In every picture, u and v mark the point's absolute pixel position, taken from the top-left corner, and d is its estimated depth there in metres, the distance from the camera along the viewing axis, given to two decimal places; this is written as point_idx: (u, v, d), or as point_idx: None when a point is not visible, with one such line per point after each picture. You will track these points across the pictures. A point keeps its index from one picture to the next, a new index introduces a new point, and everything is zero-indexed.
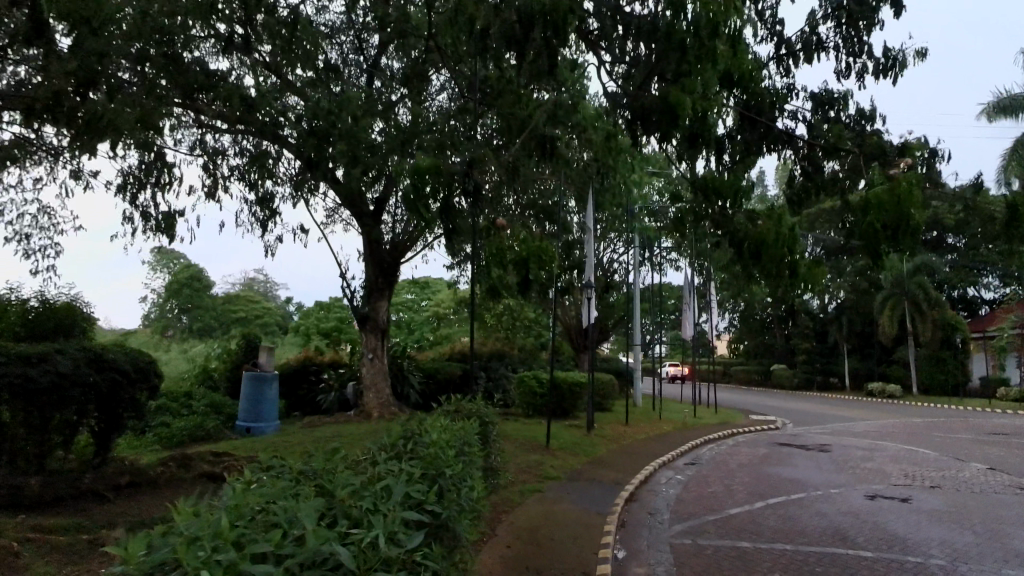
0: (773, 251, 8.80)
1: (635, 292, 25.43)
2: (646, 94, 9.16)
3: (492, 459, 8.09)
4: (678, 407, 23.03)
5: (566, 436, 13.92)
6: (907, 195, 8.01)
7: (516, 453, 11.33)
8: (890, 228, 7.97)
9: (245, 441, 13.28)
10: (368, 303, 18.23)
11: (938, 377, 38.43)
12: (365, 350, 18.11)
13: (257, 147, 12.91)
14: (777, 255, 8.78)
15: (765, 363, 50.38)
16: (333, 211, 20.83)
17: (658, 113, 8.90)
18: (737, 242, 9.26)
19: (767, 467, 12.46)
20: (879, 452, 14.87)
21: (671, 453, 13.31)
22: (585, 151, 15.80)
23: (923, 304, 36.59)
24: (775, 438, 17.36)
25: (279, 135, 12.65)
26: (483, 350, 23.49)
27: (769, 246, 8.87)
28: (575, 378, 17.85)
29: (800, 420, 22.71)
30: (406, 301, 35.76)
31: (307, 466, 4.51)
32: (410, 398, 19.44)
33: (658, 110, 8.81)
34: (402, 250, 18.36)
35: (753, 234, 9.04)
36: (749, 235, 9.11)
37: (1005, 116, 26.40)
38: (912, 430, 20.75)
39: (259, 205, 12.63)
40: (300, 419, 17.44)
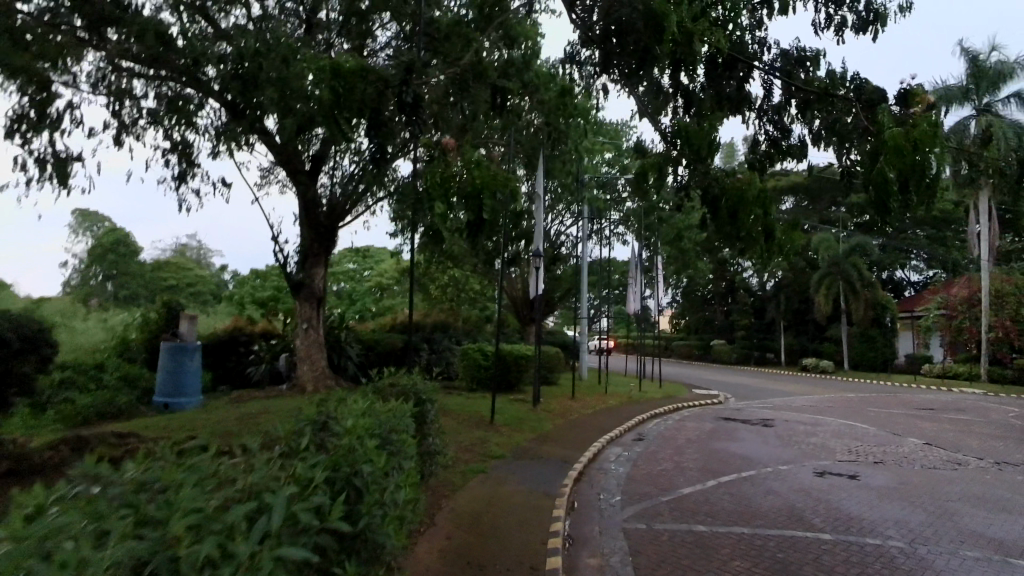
0: (745, 212, 8.35)
1: (583, 266, 25.02)
2: (616, 24, 8.44)
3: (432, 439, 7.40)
4: (623, 381, 22.92)
5: (511, 410, 13.37)
6: (923, 139, 7.52)
7: (458, 429, 10.68)
8: (902, 180, 7.55)
9: (161, 418, 12.15)
10: (304, 268, 17.17)
11: (867, 354, 39.90)
12: (300, 319, 17.02)
13: (176, 91, 11.58)
14: (750, 221, 8.34)
15: (705, 338, 51.49)
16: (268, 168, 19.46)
17: (637, 30, 8.19)
18: (711, 203, 8.73)
19: (713, 442, 12.27)
20: (820, 427, 14.99)
21: (619, 428, 12.97)
22: (534, 110, 15.03)
23: (857, 283, 37.70)
24: (718, 413, 17.38)
25: (200, 79, 11.33)
26: (426, 321, 22.66)
27: (743, 206, 8.42)
28: (520, 351, 17.30)
29: (742, 393, 22.97)
30: (347, 271, 34.50)
31: (204, 454, 3.71)
32: (348, 370, 18.48)
33: (641, 24, 8.06)
34: (339, 213, 17.25)
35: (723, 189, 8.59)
36: (720, 196, 8.59)
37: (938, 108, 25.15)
38: (848, 405, 21.25)
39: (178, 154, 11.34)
40: (227, 393, 16.28)
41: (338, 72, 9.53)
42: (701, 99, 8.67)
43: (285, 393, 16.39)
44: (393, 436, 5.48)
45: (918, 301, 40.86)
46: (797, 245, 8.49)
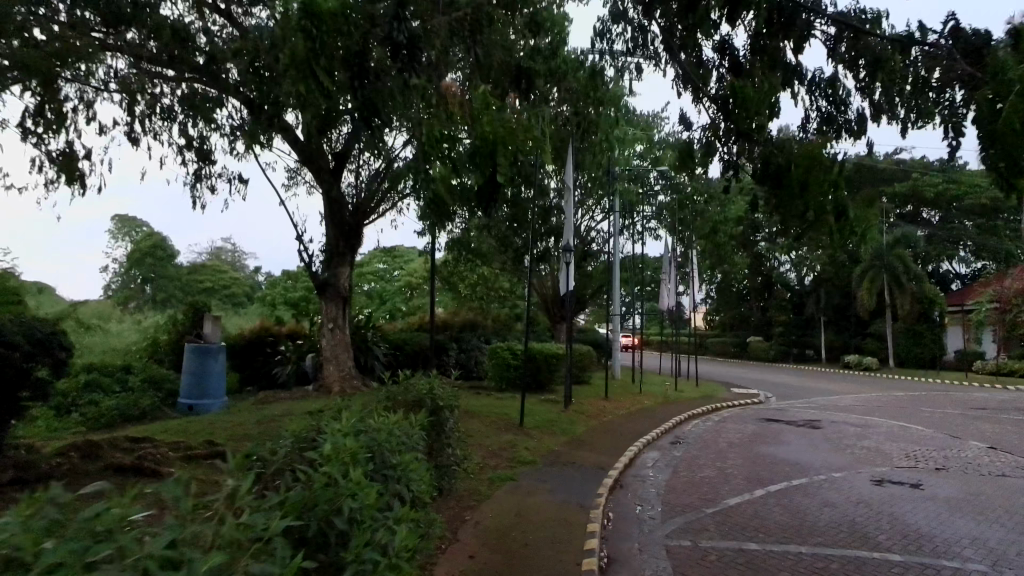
0: (818, 176, 7.25)
1: (615, 262, 24.25)
2: None
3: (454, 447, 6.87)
4: (657, 380, 22.16)
5: (542, 412, 12.79)
6: None
7: (485, 433, 10.14)
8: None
9: (184, 421, 11.92)
10: (329, 267, 16.81)
11: (914, 350, 38.23)
12: (326, 320, 16.69)
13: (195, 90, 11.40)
14: (820, 195, 7.21)
15: (741, 335, 50.16)
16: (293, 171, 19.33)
17: None
18: (770, 179, 7.73)
19: (757, 447, 11.51)
20: (872, 429, 14.08)
21: (656, 431, 12.29)
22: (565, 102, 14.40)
23: (902, 277, 36.11)
24: (760, 413, 16.56)
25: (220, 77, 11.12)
26: (454, 320, 22.19)
27: (813, 180, 7.31)
28: (551, 350, 16.70)
29: (783, 393, 21.97)
30: (377, 271, 34.41)
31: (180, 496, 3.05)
32: (376, 371, 18.13)
33: None
34: (365, 212, 16.93)
35: (791, 157, 7.47)
36: (777, 171, 7.63)
37: None
38: (898, 404, 20.13)
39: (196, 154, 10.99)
40: (254, 394, 16.06)
41: (313, 12, 7.88)
42: (749, 68, 7.71)
43: (311, 394, 16.09)
44: (400, 459, 4.88)
45: (969, 295, 39.01)
46: (874, 226, 7.27)
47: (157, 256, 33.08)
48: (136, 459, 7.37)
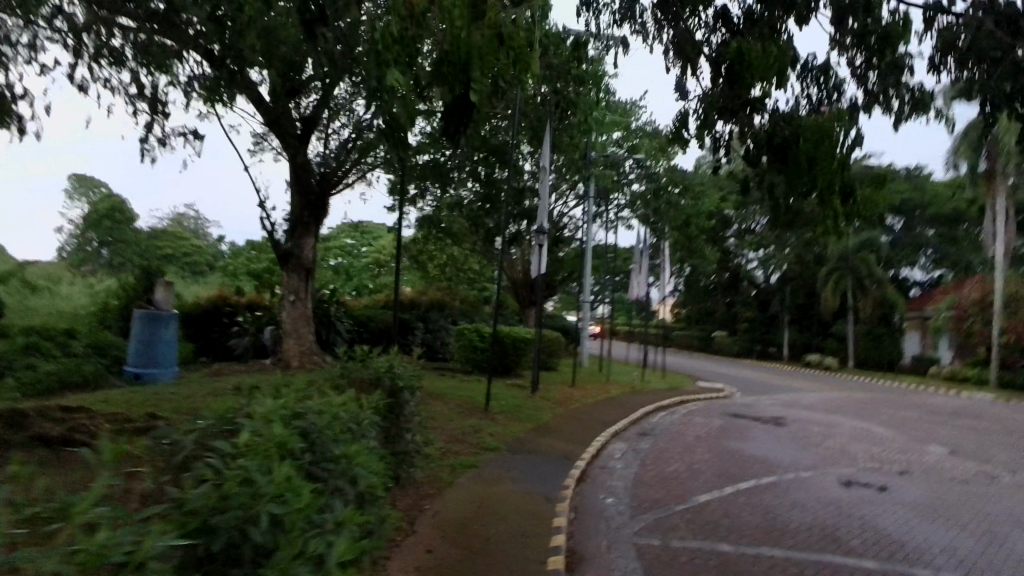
0: (828, 150, 7.33)
1: (588, 250, 23.97)
2: None
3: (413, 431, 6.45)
4: (624, 370, 22.00)
5: (507, 397, 12.42)
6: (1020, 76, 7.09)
7: (448, 417, 9.72)
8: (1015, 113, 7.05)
9: (129, 391, 11.21)
10: (293, 237, 16.15)
11: (873, 353, 39.03)
12: (286, 291, 16.06)
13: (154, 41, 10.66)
14: (831, 173, 7.31)
15: (706, 329, 50.61)
16: (259, 135, 18.50)
17: None
18: (780, 151, 7.77)
19: (723, 441, 11.37)
20: (836, 429, 14.11)
21: (623, 422, 12.03)
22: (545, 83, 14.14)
23: (866, 280, 36.73)
24: (725, 408, 16.52)
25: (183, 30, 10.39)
26: (422, 299, 21.66)
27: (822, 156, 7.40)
28: (520, 334, 16.35)
29: (747, 389, 22.06)
30: (345, 246, 33.59)
31: None
32: (337, 347, 17.51)
33: None
34: (333, 182, 16.28)
35: (799, 129, 7.59)
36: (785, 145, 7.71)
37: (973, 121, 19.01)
38: (858, 405, 20.38)
39: (148, 106, 10.24)
40: (207, 366, 15.33)
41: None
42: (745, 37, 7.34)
43: (268, 368, 15.44)
44: (353, 444, 4.44)
45: (928, 301, 39.95)
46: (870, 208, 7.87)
47: (116, 219, 31.29)
48: (66, 432, 6.72)
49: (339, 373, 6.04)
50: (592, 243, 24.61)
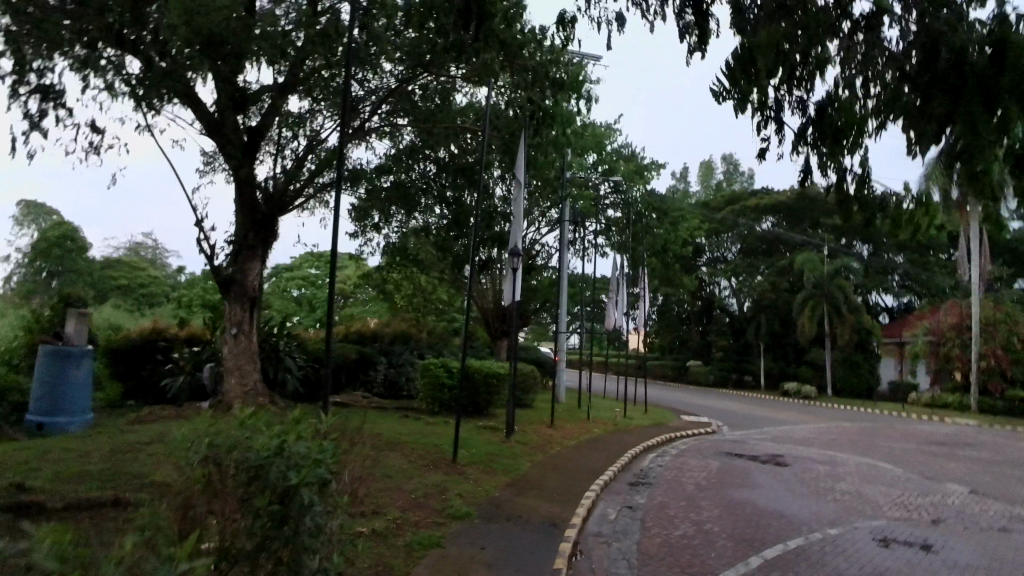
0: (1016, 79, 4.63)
1: (563, 276, 22.67)
2: None
3: (342, 515, 4.82)
4: (605, 404, 20.51)
5: (478, 443, 10.78)
6: None
7: (409, 474, 8.07)
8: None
9: (20, 444, 9.26)
10: (236, 261, 14.42)
11: (851, 380, 38.30)
12: (230, 324, 14.25)
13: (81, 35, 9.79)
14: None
15: (681, 358, 49.63)
16: (208, 160, 17.12)
17: None
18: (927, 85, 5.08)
19: (728, 490, 9.89)
20: (843, 468, 12.82)
21: (613, 469, 10.48)
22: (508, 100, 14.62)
23: (843, 306, 36.18)
24: (716, 445, 15.15)
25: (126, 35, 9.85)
26: (385, 330, 19.88)
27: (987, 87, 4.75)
28: (493, 369, 14.75)
29: (735, 422, 20.73)
30: (309, 276, 32.07)
31: None
32: (287, 387, 15.62)
33: None
34: (283, 201, 14.68)
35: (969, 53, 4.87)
36: (829, 122, 5.51)
37: None
38: (850, 437, 19.24)
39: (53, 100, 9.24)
40: (132, 411, 13.33)
41: None
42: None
43: (205, 411, 13.52)
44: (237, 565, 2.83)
45: (904, 326, 39.61)
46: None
47: (69, 248, 28.49)
48: None
49: (245, 445, 4.43)
50: (567, 270, 23.25)
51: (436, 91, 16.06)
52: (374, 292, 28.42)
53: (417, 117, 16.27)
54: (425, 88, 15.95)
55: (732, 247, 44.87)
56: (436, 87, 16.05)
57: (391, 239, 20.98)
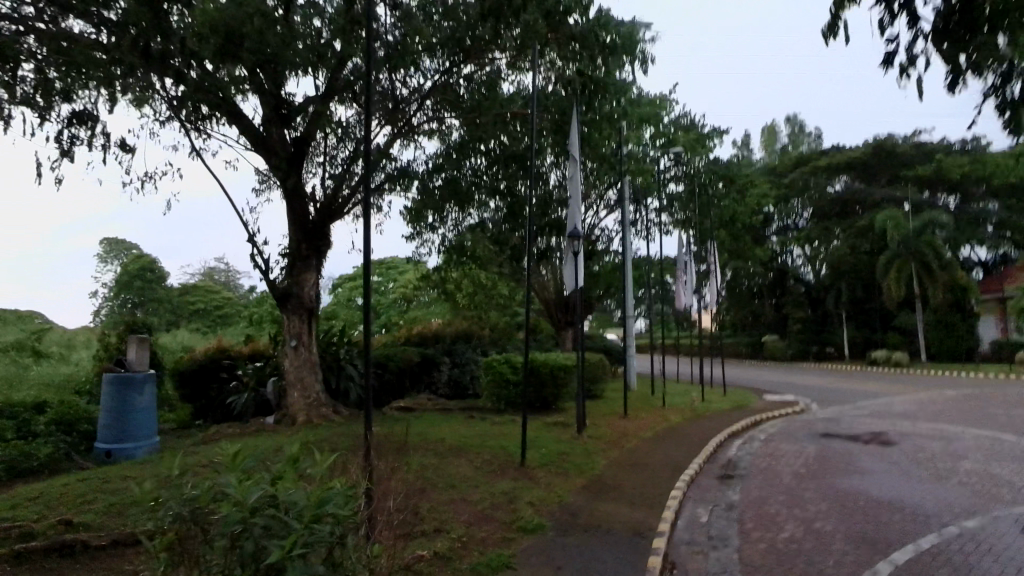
0: None
1: (626, 259, 21.64)
2: None
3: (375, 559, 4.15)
4: (681, 389, 19.39)
5: (548, 441, 10.07)
6: None
7: (474, 482, 7.44)
8: None
9: (87, 475, 9.21)
10: (290, 274, 14.19)
11: (947, 343, 35.45)
12: (288, 336, 14.06)
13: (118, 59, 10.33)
14: None
15: (755, 335, 47.49)
16: (262, 179, 17.12)
17: None
18: None
19: (833, 479, 8.78)
20: (960, 444, 11.41)
21: (698, 461, 9.58)
22: (555, 79, 13.96)
23: (932, 264, 33.45)
24: (808, 426, 13.91)
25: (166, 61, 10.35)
26: (447, 330, 19.47)
27: None
28: (558, 361, 14.00)
29: (824, 398, 19.22)
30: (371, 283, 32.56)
31: None
32: (350, 396, 15.34)
33: None
34: (335, 209, 14.41)
35: None
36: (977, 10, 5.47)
37: None
38: (960, 407, 17.41)
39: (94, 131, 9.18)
40: (199, 432, 13.33)
41: None
42: None
43: (270, 426, 13.35)
44: None
45: (1005, 280, 36.26)
46: None
47: (149, 277, 29.52)
48: None
49: (265, 480, 3.88)
50: (630, 252, 22.22)
51: (478, 82, 15.56)
52: (434, 293, 28.26)
53: (461, 110, 15.74)
54: (467, 79, 15.46)
55: (803, 213, 42.49)
56: (478, 78, 15.54)
57: (449, 240, 20.56)
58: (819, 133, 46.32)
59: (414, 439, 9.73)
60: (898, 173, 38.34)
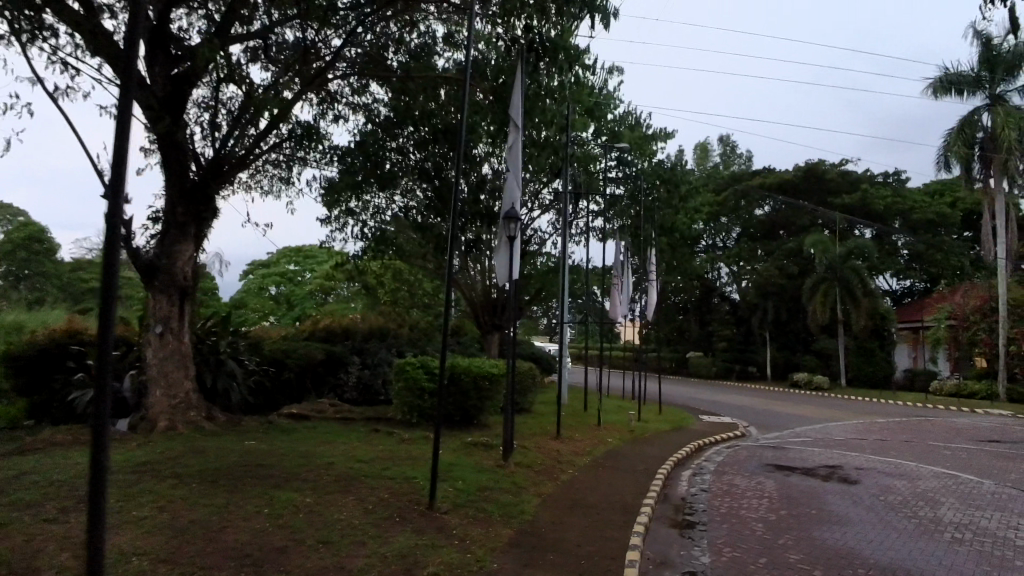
0: None
1: (561, 262, 19.86)
2: None
3: None
4: (615, 406, 17.78)
5: (464, 469, 7.98)
6: None
7: (357, 536, 5.28)
8: None
9: None
10: (161, 243, 11.59)
11: (865, 368, 35.87)
12: (153, 321, 11.41)
13: None
14: None
15: (679, 350, 47.26)
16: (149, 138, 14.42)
17: None
18: None
19: (815, 533, 7.16)
20: (927, 484, 10.28)
21: (649, 499, 7.81)
22: (494, 51, 12.86)
23: (857, 290, 33.74)
24: (755, 455, 12.57)
25: None
26: (358, 325, 17.06)
27: None
28: (485, 369, 11.97)
29: (762, 422, 18.10)
30: (286, 272, 29.93)
31: None
32: (230, 400, 12.76)
33: None
34: (224, 168, 11.93)
35: None
36: None
37: (948, 93, 26.71)
38: (901, 438, 16.58)
39: None
40: (22, 437, 10.42)
41: None
42: None
43: (120, 432, 10.63)
44: None
45: (921, 310, 37.22)
46: None
47: (35, 249, 25.43)
48: None
49: None
50: (566, 256, 20.48)
51: (410, 52, 13.49)
52: (353, 287, 25.80)
53: (389, 84, 13.70)
54: (396, 46, 13.43)
55: (732, 232, 42.57)
56: (409, 47, 13.44)
57: (372, 230, 18.27)
58: (751, 155, 46.86)
59: (289, 463, 7.42)
60: (826, 197, 38.79)
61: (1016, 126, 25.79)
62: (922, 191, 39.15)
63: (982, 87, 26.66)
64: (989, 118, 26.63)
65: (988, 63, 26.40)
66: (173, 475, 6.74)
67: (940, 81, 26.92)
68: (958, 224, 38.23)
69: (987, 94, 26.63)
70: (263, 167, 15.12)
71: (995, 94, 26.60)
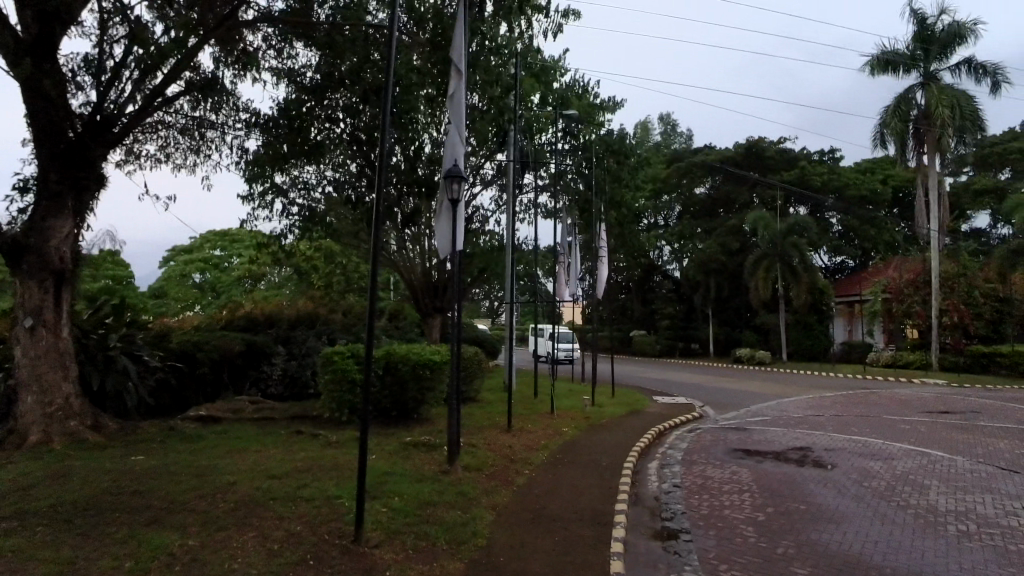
0: None
1: (507, 242, 18.47)
2: None
3: None
4: (568, 390, 16.75)
5: (402, 479, 6.63)
6: None
7: None
8: None
9: None
10: (30, 218, 9.60)
11: (804, 343, 36.37)
12: (21, 313, 9.45)
13: None
14: None
15: (624, 330, 47.02)
16: None
17: None
18: None
19: (813, 537, 6.18)
20: (902, 465, 9.63)
21: (619, 505, 6.70)
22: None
23: (798, 266, 33.94)
24: (719, 439, 11.77)
25: None
26: (283, 311, 15.30)
27: None
28: (426, 357, 10.61)
29: (717, 402, 17.43)
30: (210, 258, 27.63)
31: None
32: (127, 403, 10.93)
33: None
34: (109, 127, 9.95)
35: None
36: None
37: (884, 71, 26.81)
38: (857, 413, 16.18)
39: None
40: None
41: None
42: None
43: None
44: None
45: (856, 285, 37.87)
46: None
47: None
48: None
49: None
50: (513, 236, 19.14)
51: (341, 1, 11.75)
52: (281, 272, 23.83)
53: (315, 42, 11.84)
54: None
55: (674, 210, 42.44)
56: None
57: (299, 209, 16.36)
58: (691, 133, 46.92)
59: (180, 486, 5.89)
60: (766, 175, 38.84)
61: (948, 103, 26.03)
62: (856, 169, 39.77)
63: (917, 66, 26.81)
64: (923, 96, 26.83)
65: (923, 41, 26.60)
66: (13, 515, 5.13)
67: (877, 60, 27.00)
68: (890, 200, 38.98)
69: (922, 72, 26.81)
70: (171, 135, 13.08)
71: (929, 73, 26.83)
